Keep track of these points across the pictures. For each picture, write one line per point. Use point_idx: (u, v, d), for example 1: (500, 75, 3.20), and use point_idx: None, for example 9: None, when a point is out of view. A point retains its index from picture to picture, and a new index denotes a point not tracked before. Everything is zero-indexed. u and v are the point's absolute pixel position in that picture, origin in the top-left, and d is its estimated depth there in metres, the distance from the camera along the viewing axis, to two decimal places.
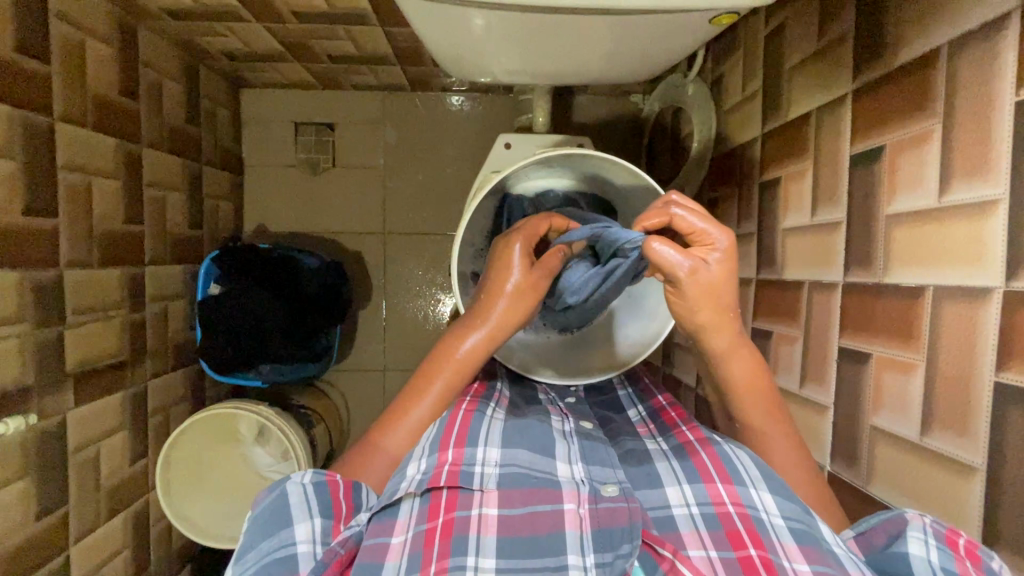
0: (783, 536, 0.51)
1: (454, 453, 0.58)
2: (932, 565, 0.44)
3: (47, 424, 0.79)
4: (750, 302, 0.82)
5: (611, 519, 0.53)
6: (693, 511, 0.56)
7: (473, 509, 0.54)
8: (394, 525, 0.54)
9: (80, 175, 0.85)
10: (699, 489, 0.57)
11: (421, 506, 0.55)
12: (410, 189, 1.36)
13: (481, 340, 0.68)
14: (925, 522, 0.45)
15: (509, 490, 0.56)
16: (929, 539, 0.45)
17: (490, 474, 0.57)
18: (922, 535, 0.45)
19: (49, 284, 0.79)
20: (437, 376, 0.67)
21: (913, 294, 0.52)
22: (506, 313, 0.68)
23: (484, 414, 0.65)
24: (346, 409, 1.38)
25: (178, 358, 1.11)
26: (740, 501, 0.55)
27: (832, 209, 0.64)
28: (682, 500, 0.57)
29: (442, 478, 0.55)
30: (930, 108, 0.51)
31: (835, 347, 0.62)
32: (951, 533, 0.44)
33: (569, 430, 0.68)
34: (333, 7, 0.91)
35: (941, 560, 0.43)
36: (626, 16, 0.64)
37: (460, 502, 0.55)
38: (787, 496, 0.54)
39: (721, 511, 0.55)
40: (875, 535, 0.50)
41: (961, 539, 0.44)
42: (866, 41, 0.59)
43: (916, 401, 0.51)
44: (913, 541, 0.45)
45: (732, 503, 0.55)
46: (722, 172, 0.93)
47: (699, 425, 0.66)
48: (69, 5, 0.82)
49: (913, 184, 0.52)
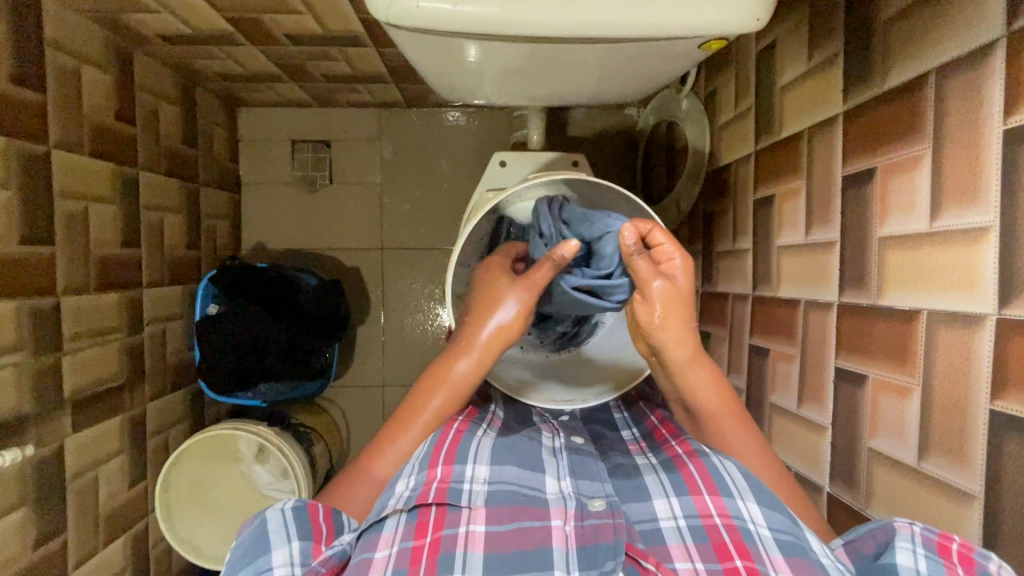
0: (771, 547, 0.51)
1: (443, 470, 0.58)
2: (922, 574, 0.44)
3: (44, 453, 0.79)
4: (748, 318, 0.82)
5: (597, 535, 0.53)
6: (680, 523, 0.56)
7: (461, 526, 0.54)
8: (380, 539, 0.53)
9: (78, 202, 0.86)
10: (686, 501, 0.57)
11: (407, 522, 0.54)
12: (407, 205, 1.36)
13: (471, 364, 0.69)
14: (914, 531, 0.46)
15: (498, 506, 0.56)
16: (918, 549, 0.45)
17: (478, 491, 0.57)
18: (911, 544, 0.45)
19: (46, 312, 0.79)
20: (435, 393, 0.68)
21: (908, 318, 0.51)
22: (497, 337, 0.69)
23: (474, 433, 0.65)
24: (345, 425, 1.38)
25: (176, 380, 1.11)
26: (727, 513, 0.55)
27: (826, 229, 0.64)
28: (670, 514, 0.57)
29: (430, 494, 0.55)
30: (920, 132, 0.51)
31: (832, 367, 0.62)
32: (943, 540, 0.44)
33: (559, 447, 0.67)
34: (327, 30, 0.91)
35: (931, 569, 0.44)
36: (617, 44, 0.64)
37: (447, 519, 0.54)
38: (772, 507, 0.55)
39: (708, 524, 0.55)
40: (866, 544, 0.50)
41: (952, 545, 0.44)
42: (856, 64, 0.60)
43: (913, 426, 0.51)
44: (902, 551, 0.45)
45: (718, 515, 0.55)
46: (717, 188, 0.93)
47: (687, 439, 0.66)
48: (63, 33, 0.83)
49: (905, 208, 0.52)
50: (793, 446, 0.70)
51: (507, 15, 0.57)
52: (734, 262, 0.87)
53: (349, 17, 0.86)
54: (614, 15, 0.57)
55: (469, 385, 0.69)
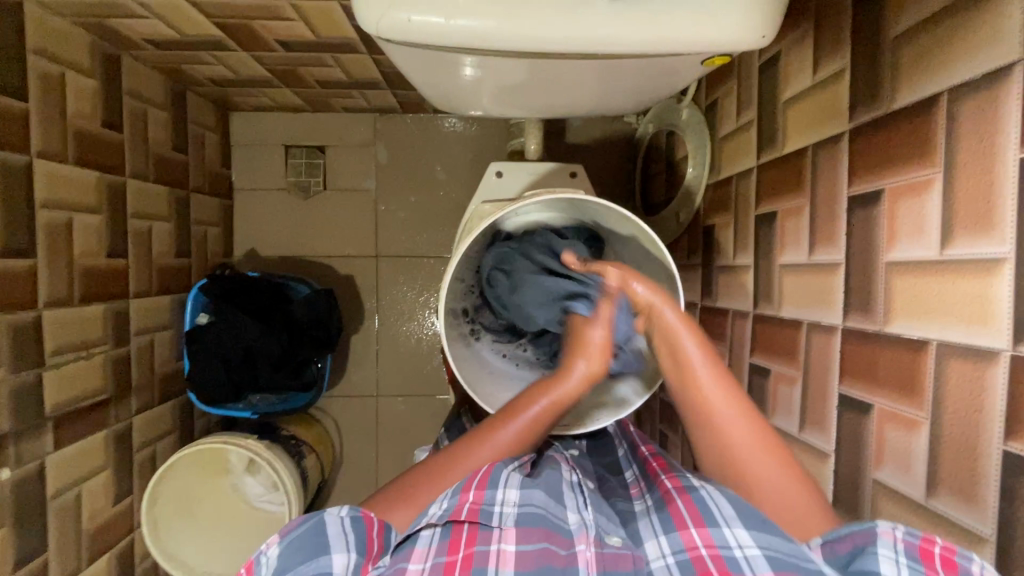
0: (757, 566, 0.50)
1: (475, 493, 0.56)
2: None
3: (24, 472, 0.76)
4: (749, 336, 0.80)
5: (617, 565, 0.53)
6: (669, 561, 0.54)
7: (493, 544, 0.53)
8: (413, 553, 0.53)
9: (61, 212, 0.84)
10: (674, 538, 0.56)
11: (441, 538, 0.54)
12: (402, 212, 1.34)
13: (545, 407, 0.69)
14: (896, 538, 0.45)
15: (529, 528, 0.54)
16: (900, 557, 0.44)
17: (509, 514, 0.56)
18: (893, 552, 0.45)
19: (26, 327, 0.77)
20: (487, 447, 0.65)
21: (916, 347, 0.50)
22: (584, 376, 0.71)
23: (506, 464, 0.61)
24: (338, 436, 1.35)
25: (164, 391, 1.09)
26: (712, 543, 0.53)
27: (830, 249, 0.62)
28: (659, 552, 0.56)
29: (463, 512, 0.54)
30: (931, 154, 0.49)
31: (836, 393, 0.60)
32: (924, 544, 0.44)
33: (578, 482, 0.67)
34: (320, 37, 0.89)
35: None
36: (617, 59, 0.62)
37: (478, 537, 0.53)
38: (765, 530, 0.53)
39: (694, 556, 0.53)
40: (842, 544, 0.50)
41: (935, 549, 0.44)
42: (863, 82, 0.58)
43: (921, 461, 0.49)
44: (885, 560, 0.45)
45: (704, 546, 0.53)
46: (718, 200, 0.92)
47: (678, 474, 0.65)
48: (46, 39, 0.80)
49: (913, 233, 0.50)
50: (795, 472, 0.68)
51: (504, 29, 0.55)
52: (734, 278, 0.85)
53: (341, 24, 0.84)
54: (615, 30, 0.55)
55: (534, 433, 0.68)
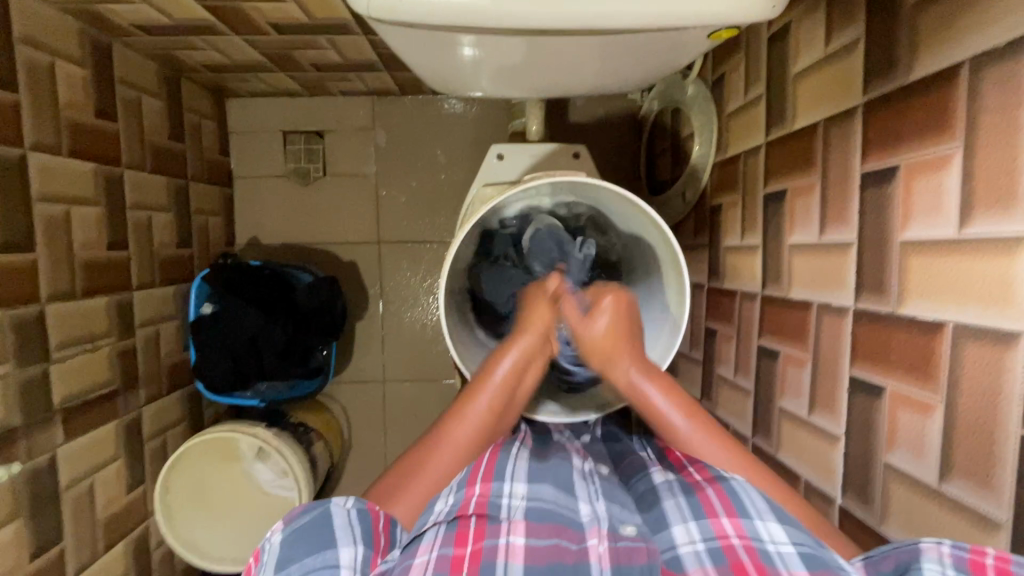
0: (792, 564, 0.50)
1: (481, 486, 0.57)
2: None
3: (36, 464, 0.77)
4: (757, 317, 0.79)
5: (631, 557, 0.52)
6: (699, 548, 0.54)
7: (501, 538, 0.52)
8: (419, 548, 0.52)
9: (59, 206, 0.83)
10: (704, 524, 0.56)
11: (447, 532, 0.53)
12: (403, 197, 1.32)
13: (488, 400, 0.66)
14: (942, 552, 0.43)
15: (538, 524, 0.55)
16: (949, 571, 0.43)
17: (518, 507, 0.56)
18: (940, 566, 0.43)
19: (30, 321, 0.77)
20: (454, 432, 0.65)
21: (931, 330, 0.48)
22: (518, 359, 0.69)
23: (510, 453, 0.64)
24: (347, 422, 1.36)
25: (172, 381, 1.09)
26: (745, 534, 0.54)
27: (842, 229, 0.60)
28: (688, 538, 0.56)
29: (470, 506, 0.55)
30: (949, 129, 0.46)
31: (847, 376, 0.59)
32: (975, 557, 0.42)
33: (590, 472, 0.66)
34: (313, 18, 0.87)
35: None
36: (618, 36, 0.60)
37: (486, 530, 0.53)
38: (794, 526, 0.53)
39: (726, 545, 0.54)
40: (887, 562, 0.48)
41: (986, 561, 0.41)
42: (877, 53, 0.55)
43: (935, 444, 0.48)
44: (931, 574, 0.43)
45: (737, 536, 0.54)
46: (725, 179, 0.89)
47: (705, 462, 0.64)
48: (33, 27, 0.78)
49: (930, 212, 0.48)
50: (804, 454, 0.67)
51: (499, 6, 0.52)
52: (743, 258, 0.83)
53: (334, 4, 0.81)
54: (616, 5, 0.53)
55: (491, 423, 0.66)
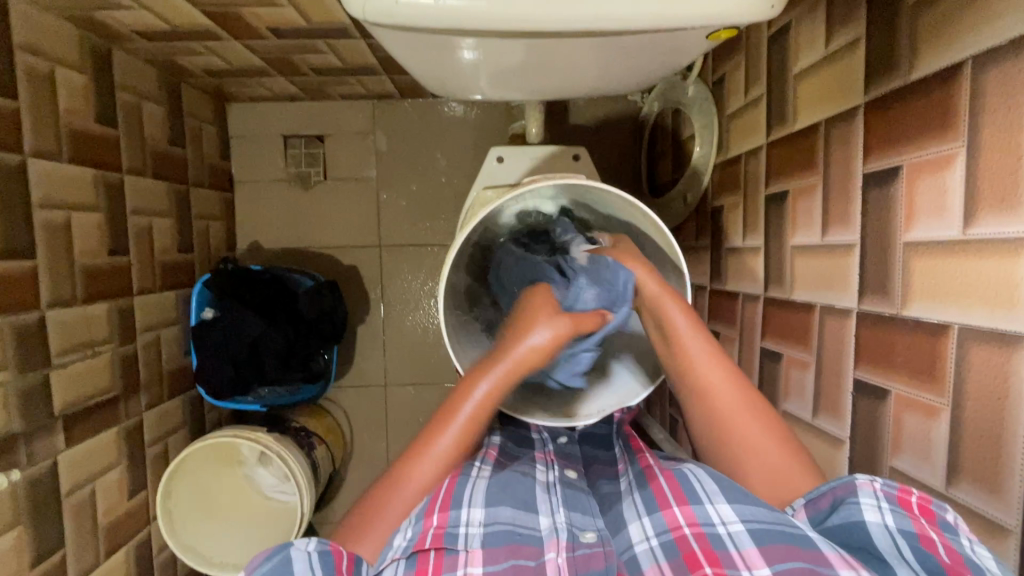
0: (742, 543, 0.50)
1: (439, 517, 0.56)
2: (890, 528, 0.46)
3: (37, 471, 0.77)
4: (759, 319, 0.78)
5: (588, 565, 0.54)
6: (653, 543, 0.55)
7: (459, 571, 0.52)
8: None
9: (59, 212, 0.83)
10: (657, 518, 0.57)
11: (406, 570, 0.52)
12: (404, 200, 1.32)
13: (484, 395, 0.62)
14: (876, 488, 0.48)
15: (495, 548, 0.54)
16: (882, 504, 0.47)
17: (475, 535, 0.55)
18: (876, 501, 0.48)
19: (30, 328, 0.77)
20: (439, 436, 0.62)
21: (936, 332, 0.47)
22: (527, 352, 0.62)
23: (468, 475, 0.62)
24: (348, 426, 1.36)
25: (174, 386, 1.09)
26: (696, 521, 0.54)
27: (845, 230, 0.59)
28: (643, 535, 0.57)
29: (428, 540, 0.53)
30: (953, 128, 0.46)
31: (851, 378, 0.58)
32: (903, 494, 0.47)
33: (553, 481, 0.66)
34: (312, 22, 0.87)
35: (898, 522, 0.46)
36: (616, 38, 0.60)
37: (444, 564, 0.53)
38: (747, 502, 0.53)
39: (678, 536, 0.54)
40: (823, 501, 0.52)
41: (912, 498, 0.46)
42: (878, 52, 0.55)
43: (941, 448, 0.48)
44: (868, 509, 0.47)
45: (688, 525, 0.54)
46: (726, 180, 0.89)
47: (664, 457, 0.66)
48: (33, 34, 0.79)
49: (934, 212, 0.48)
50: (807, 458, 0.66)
51: (497, 9, 0.52)
52: (745, 260, 0.82)
53: (333, 9, 0.81)
54: (614, 7, 0.52)
55: (476, 427, 0.63)
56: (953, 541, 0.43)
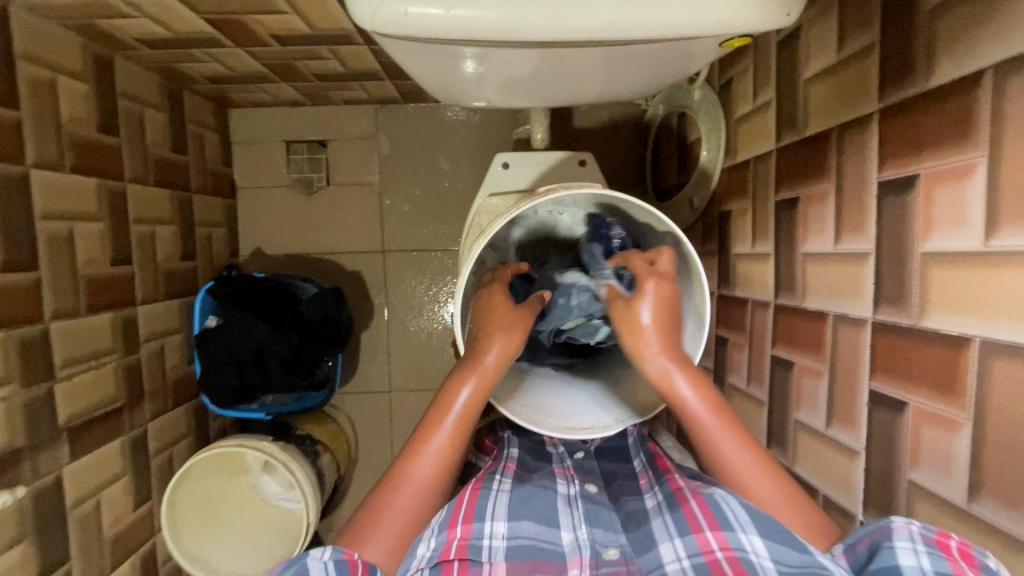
0: None
1: (463, 529, 0.56)
2: (926, 571, 0.45)
3: (42, 484, 0.77)
4: (770, 326, 0.77)
5: None
6: (684, 565, 0.55)
7: None
8: None
9: (62, 223, 0.82)
10: (689, 540, 0.57)
11: None
12: (407, 205, 1.31)
13: (470, 396, 0.65)
14: (912, 530, 0.47)
15: (518, 562, 0.54)
16: (918, 546, 0.46)
17: (498, 547, 0.56)
18: (911, 544, 0.46)
19: (34, 340, 0.76)
20: (433, 436, 0.64)
21: (957, 344, 0.47)
22: (502, 354, 0.67)
23: (490, 488, 0.62)
24: (353, 432, 1.35)
25: (178, 395, 1.09)
26: (728, 545, 0.54)
27: (858, 238, 0.58)
28: (674, 555, 0.56)
29: (452, 551, 0.54)
30: (973, 137, 0.45)
31: (867, 389, 0.58)
32: (941, 537, 0.46)
33: (575, 494, 0.65)
34: (315, 29, 0.86)
35: (934, 565, 0.45)
36: (625, 47, 0.59)
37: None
38: (780, 539, 0.53)
39: (710, 560, 0.54)
40: (860, 544, 0.51)
41: (951, 542, 0.45)
42: (893, 58, 0.54)
43: (962, 463, 0.47)
44: (903, 552, 0.46)
45: (719, 549, 0.54)
46: (734, 185, 0.88)
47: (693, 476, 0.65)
48: (33, 43, 0.78)
49: (953, 222, 0.47)
50: (822, 468, 0.66)
51: (507, 19, 0.51)
52: (754, 266, 0.81)
53: (336, 15, 0.81)
54: (625, 15, 0.51)
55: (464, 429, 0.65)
56: None
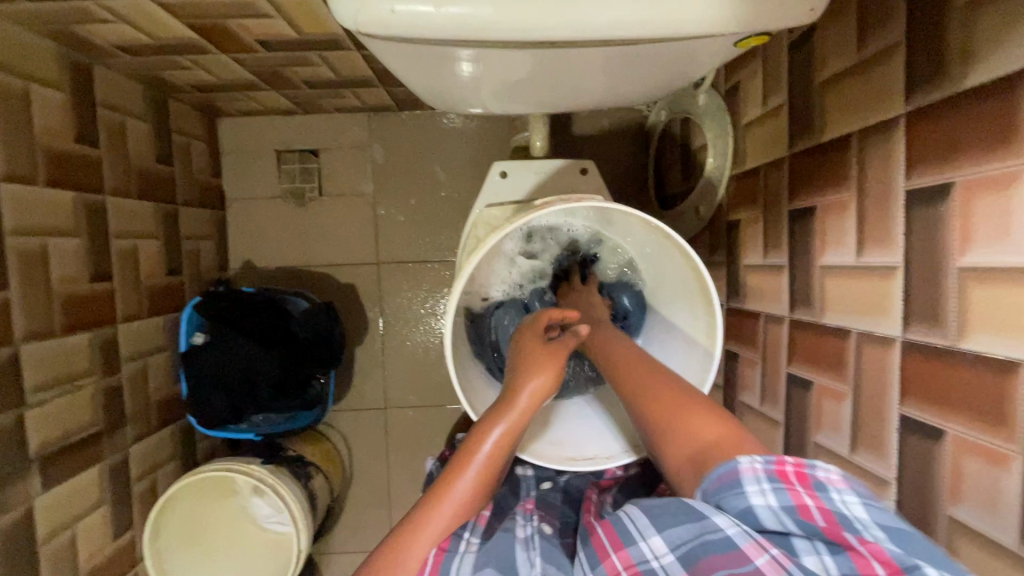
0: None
1: None
2: (776, 508, 0.41)
3: (10, 519, 0.72)
4: (785, 342, 0.73)
5: None
6: None
7: None
8: None
9: (35, 239, 0.78)
10: (598, 573, 0.47)
11: None
12: (402, 216, 1.27)
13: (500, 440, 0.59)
14: (756, 470, 0.43)
15: None
16: (765, 484, 0.42)
17: None
18: (758, 484, 0.42)
19: (2, 365, 0.72)
20: (459, 479, 0.58)
21: (1004, 369, 0.42)
22: (535, 395, 0.60)
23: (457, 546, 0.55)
24: (347, 452, 1.30)
25: (162, 417, 1.04)
26: (632, 564, 0.45)
27: (884, 251, 0.54)
28: None
29: None
30: (1018, 141, 0.41)
31: (897, 414, 0.53)
32: (779, 466, 0.43)
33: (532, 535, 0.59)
34: (302, 34, 0.82)
35: (780, 499, 0.41)
36: (631, 47, 0.55)
37: None
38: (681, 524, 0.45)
39: None
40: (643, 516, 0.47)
41: (788, 468, 0.42)
42: (920, 57, 0.50)
43: (1012, 501, 0.42)
44: (753, 494, 0.42)
45: (624, 571, 0.45)
46: (743, 193, 0.84)
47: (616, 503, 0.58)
48: (4, 50, 0.74)
49: (996, 235, 0.43)
50: None
51: (503, 17, 0.48)
52: (767, 279, 0.77)
53: (325, 19, 0.77)
54: (631, 12, 0.48)
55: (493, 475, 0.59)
56: (829, 497, 0.40)
